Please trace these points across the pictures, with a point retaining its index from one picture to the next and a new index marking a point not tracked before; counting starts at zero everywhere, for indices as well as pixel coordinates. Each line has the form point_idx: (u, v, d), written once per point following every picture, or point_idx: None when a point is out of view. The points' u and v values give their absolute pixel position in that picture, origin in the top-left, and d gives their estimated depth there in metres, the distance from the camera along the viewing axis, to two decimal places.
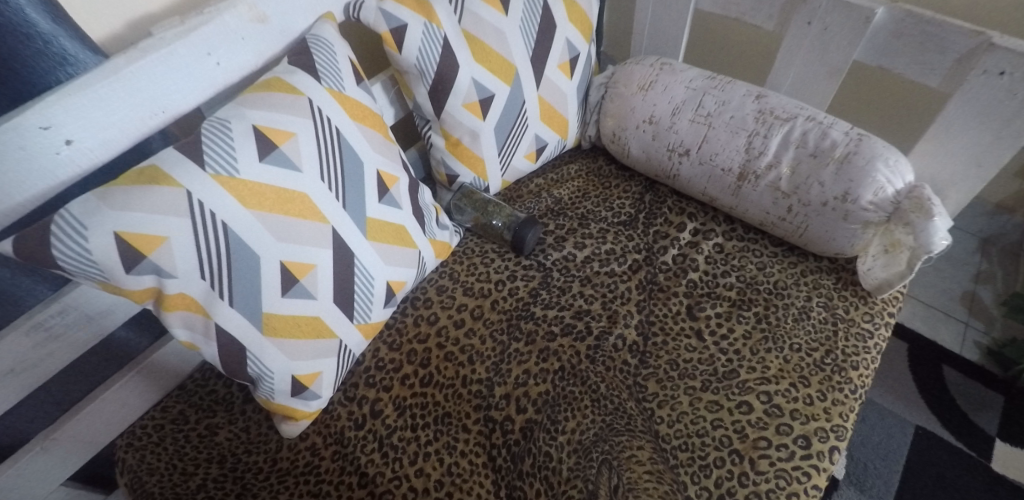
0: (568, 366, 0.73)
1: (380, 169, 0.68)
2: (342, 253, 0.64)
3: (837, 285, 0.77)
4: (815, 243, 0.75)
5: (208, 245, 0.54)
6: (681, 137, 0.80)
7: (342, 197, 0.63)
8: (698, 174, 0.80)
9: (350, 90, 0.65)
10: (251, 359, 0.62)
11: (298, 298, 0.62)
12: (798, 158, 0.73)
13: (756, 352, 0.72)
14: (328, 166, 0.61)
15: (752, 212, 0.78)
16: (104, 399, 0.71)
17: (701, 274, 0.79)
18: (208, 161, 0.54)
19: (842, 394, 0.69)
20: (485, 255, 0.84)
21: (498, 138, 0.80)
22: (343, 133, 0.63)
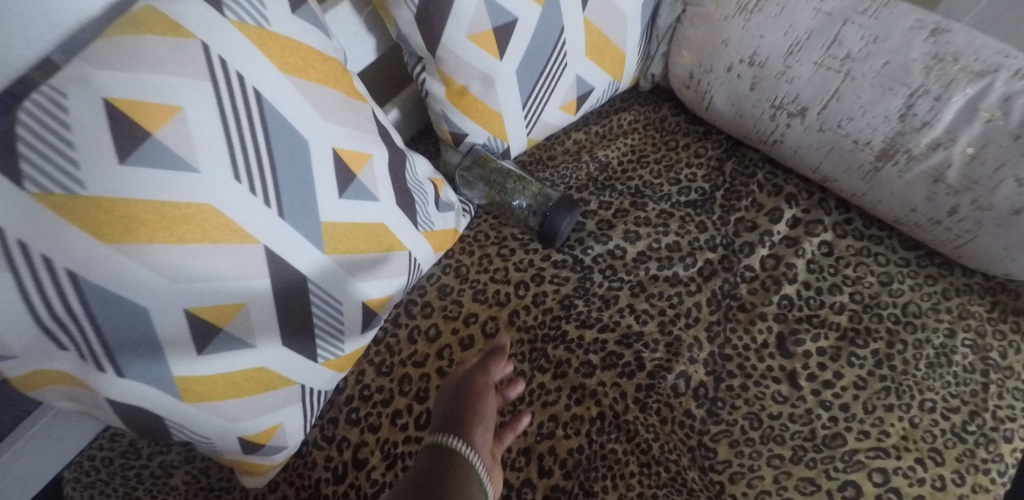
0: (610, 413, 0.53)
1: (338, 147, 0.44)
2: (288, 282, 0.43)
3: (992, 315, 0.56)
4: (975, 259, 0.52)
5: (51, 307, 0.34)
6: (797, 88, 0.54)
7: (275, 202, 0.40)
8: (812, 144, 0.55)
9: (274, 24, 0.40)
10: (175, 428, 0.44)
11: (226, 350, 0.42)
12: (987, 135, 0.47)
13: (872, 411, 0.52)
14: (246, 158, 0.38)
15: (885, 205, 0.54)
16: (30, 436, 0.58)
17: (800, 286, 0.57)
18: (28, 172, 0.31)
19: (988, 478, 0.50)
20: (501, 243, 0.62)
21: (523, 84, 0.55)
22: (268, 98, 0.39)
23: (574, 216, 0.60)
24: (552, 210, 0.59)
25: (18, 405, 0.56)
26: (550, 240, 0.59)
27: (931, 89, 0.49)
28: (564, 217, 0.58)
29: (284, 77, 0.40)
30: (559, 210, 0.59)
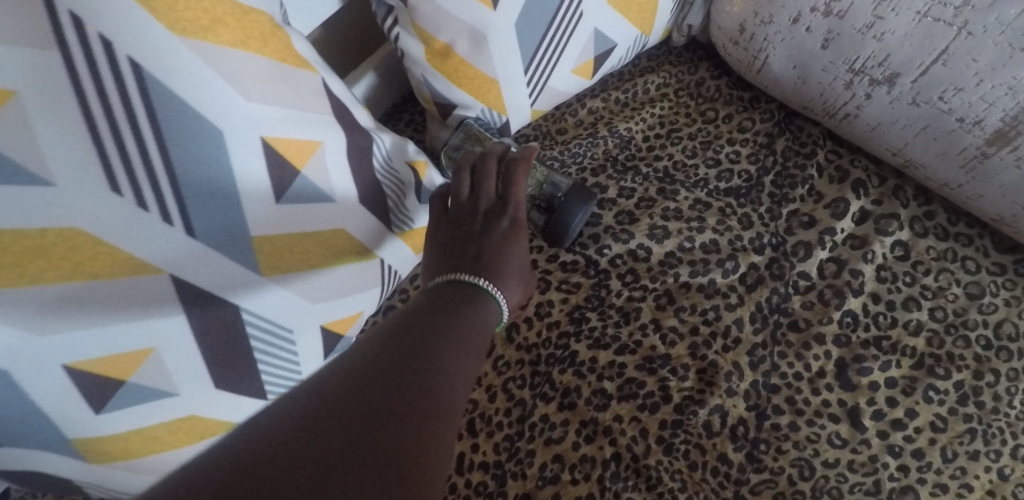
0: (627, 456, 0.43)
1: (268, 137, 0.33)
2: (210, 315, 0.33)
3: None
4: None
5: None
6: (888, 47, 0.41)
7: (180, 218, 0.30)
8: (898, 121, 0.43)
9: None
10: (89, 488, 0.34)
11: (135, 405, 0.32)
12: None
13: (952, 459, 0.42)
14: (128, 160, 0.28)
15: (989, 199, 0.43)
16: None
17: (868, 299, 0.46)
18: None
19: None
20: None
21: (525, 40, 0.42)
22: (154, 73, 0.28)
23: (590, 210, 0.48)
24: (563, 202, 0.48)
25: None
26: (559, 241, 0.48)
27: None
28: (580, 211, 0.47)
29: (185, 42, 0.29)
30: (574, 204, 0.47)
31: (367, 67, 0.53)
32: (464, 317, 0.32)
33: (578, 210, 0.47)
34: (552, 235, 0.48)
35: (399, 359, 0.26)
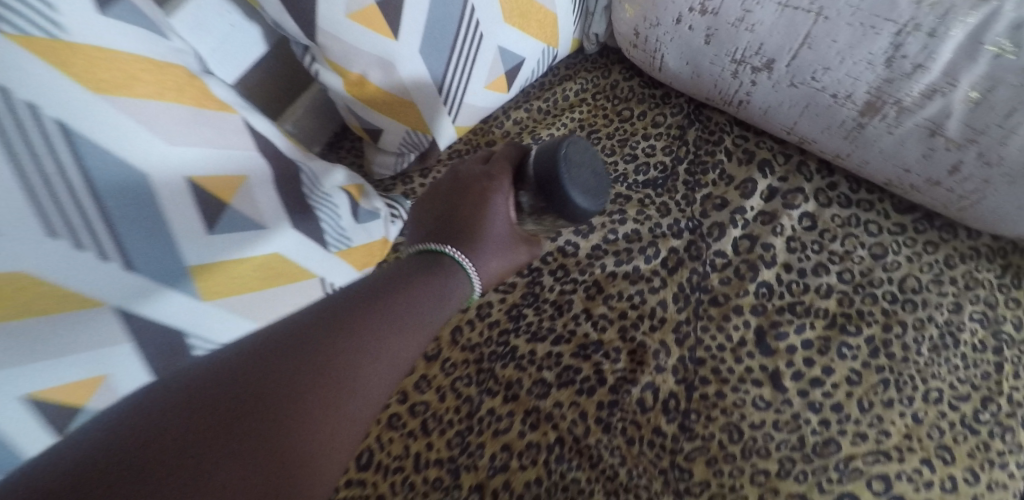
0: (570, 439, 0.46)
1: (193, 175, 0.37)
2: (154, 342, 0.36)
3: (1005, 280, 0.48)
4: (985, 221, 0.44)
5: None
6: (761, 38, 0.45)
7: (115, 253, 0.34)
8: (783, 102, 0.46)
9: (76, 32, 0.32)
10: None
11: None
12: (995, 73, 0.38)
13: (869, 410, 0.45)
14: (61, 206, 0.31)
15: (874, 165, 0.46)
16: None
17: (781, 269, 0.49)
18: None
19: (1007, 474, 0.43)
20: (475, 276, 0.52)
21: (433, 64, 0.46)
22: (75, 127, 0.31)
23: (570, 154, 0.42)
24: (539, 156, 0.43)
25: None
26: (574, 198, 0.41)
27: (925, 25, 0.39)
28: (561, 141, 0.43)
29: (103, 97, 0.33)
30: (555, 150, 0.42)
31: (303, 110, 0.57)
32: (405, 299, 0.38)
33: (557, 149, 0.42)
34: (565, 193, 0.41)
35: (331, 347, 0.32)
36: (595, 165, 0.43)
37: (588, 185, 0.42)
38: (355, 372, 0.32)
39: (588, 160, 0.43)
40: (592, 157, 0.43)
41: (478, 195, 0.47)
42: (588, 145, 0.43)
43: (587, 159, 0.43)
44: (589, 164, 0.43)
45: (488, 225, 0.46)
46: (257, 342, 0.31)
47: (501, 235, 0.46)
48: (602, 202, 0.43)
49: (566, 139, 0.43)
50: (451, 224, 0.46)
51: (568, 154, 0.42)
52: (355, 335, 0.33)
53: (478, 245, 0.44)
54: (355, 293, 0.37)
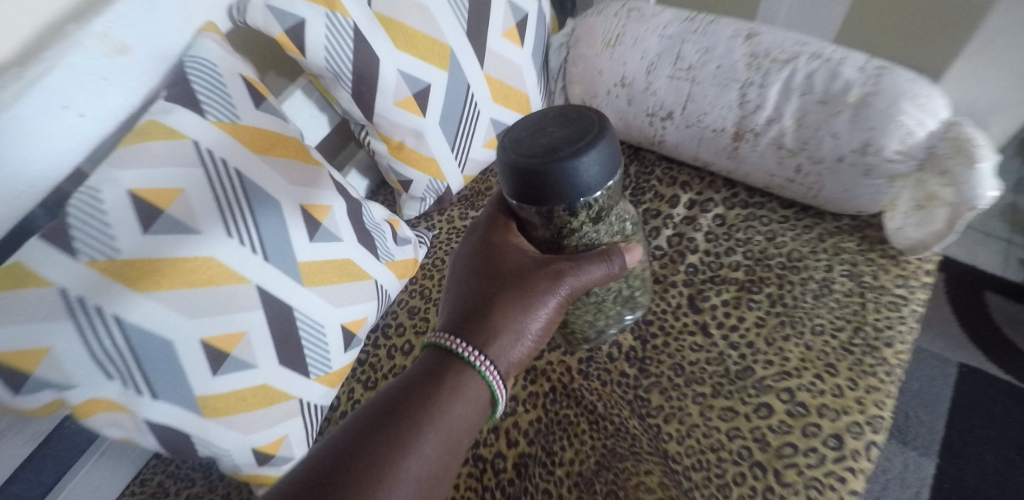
0: (560, 386, 0.65)
1: (304, 203, 0.57)
2: (276, 310, 0.55)
3: (863, 247, 0.66)
4: (833, 203, 0.64)
5: (104, 339, 0.46)
6: (661, 99, 0.67)
7: (260, 250, 0.54)
8: (685, 139, 0.68)
9: (246, 117, 0.55)
10: (199, 443, 0.55)
11: (233, 373, 0.54)
12: (803, 107, 0.60)
13: (773, 343, 0.63)
14: (235, 219, 0.52)
15: (754, 175, 0.67)
16: (73, 488, 0.67)
17: (702, 254, 0.69)
18: (79, 248, 0.45)
19: (877, 379, 0.59)
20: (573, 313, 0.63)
21: (447, 132, 0.69)
22: (245, 174, 0.53)
23: (518, 141, 0.48)
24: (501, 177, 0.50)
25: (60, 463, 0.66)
26: (569, 161, 0.45)
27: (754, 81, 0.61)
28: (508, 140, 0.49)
29: (258, 156, 0.55)
30: (504, 155, 0.48)
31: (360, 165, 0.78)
32: (431, 415, 0.45)
33: (500, 156, 0.48)
34: (552, 167, 0.45)
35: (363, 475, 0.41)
36: (552, 119, 0.49)
37: (557, 138, 0.47)
38: (411, 477, 0.42)
39: (545, 124, 0.49)
40: (546, 115, 0.50)
41: (492, 256, 0.54)
42: (525, 116, 0.51)
43: (537, 127, 0.49)
44: (542, 129, 0.48)
45: (510, 274, 0.52)
46: (310, 475, 0.41)
47: (524, 281, 0.51)
48: (604, 125, 0.47)
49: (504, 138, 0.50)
50: (479, 300, 0.51)
51: (515, 146, 0.48)
52: (404, 455, 0.43)
53: (505, 305, 0.50)
54: (390, 420, 0.44)
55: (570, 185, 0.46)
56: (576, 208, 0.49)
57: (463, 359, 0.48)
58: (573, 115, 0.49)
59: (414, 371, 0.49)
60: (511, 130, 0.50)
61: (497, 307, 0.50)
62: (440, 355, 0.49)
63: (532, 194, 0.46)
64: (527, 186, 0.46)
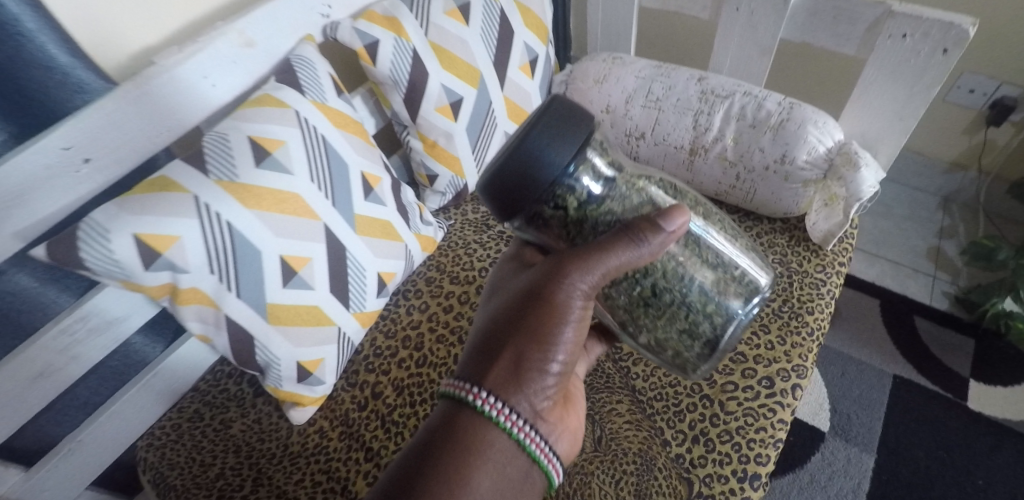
0: None
1: (363, 170, 0.75)
2: (334, 246, 0.71)
3: (791, 243, 0.84)
4: (765, 205, 0.83)
5: (215, 239, 0.61)
6: (636, 122, 0.87)
7: (330, 197, 0.70)
8: (654, 155, 0.88)
9: (331, 100, 0.74)
10: (259, 347, 0.68)
11: (297, 289, 0.68)
12: (739, 129, 0.80)
13: None
14: (317, 170, 0.69)
15: (706, 184, 0.86)
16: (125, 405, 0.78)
17: None
18: (212, 169, 0.62)
19: (801, 337, 0.75)
20: (687, 307, 0.57)
21: (471, 137, 0.87)
22: (328, 139, 0.71)
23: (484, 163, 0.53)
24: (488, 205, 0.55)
25: (119, 377, 0.79)
26: (513, 152, 0.47)
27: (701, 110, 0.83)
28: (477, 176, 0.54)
29: (337, 129, 0.73)
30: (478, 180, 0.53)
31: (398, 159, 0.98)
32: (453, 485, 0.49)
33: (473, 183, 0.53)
34: (501, 165, 0.48)
35: None
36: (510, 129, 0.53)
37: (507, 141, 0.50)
38: None
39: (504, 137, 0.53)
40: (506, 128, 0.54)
41: (503, 295, 0.59)
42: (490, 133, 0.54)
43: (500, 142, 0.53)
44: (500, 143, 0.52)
45: (511, 305, 0.56)
46: None
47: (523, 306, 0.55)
48: (543, 105, 0.49)
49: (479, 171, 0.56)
50: (491, 334, 0.56)
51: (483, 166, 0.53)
52: None
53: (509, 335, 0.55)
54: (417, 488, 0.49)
55: (529, 172, 0.47)
56: (559, 199, 0.52)
57: (473, 406, 0.53)
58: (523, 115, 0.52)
59: (435, 421, 0.54)
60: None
61: (504, 339, 0.55)
62: (454, 402, 0.54)
63: (501, 197, 0.49)
64: (492, 198, 0.50)
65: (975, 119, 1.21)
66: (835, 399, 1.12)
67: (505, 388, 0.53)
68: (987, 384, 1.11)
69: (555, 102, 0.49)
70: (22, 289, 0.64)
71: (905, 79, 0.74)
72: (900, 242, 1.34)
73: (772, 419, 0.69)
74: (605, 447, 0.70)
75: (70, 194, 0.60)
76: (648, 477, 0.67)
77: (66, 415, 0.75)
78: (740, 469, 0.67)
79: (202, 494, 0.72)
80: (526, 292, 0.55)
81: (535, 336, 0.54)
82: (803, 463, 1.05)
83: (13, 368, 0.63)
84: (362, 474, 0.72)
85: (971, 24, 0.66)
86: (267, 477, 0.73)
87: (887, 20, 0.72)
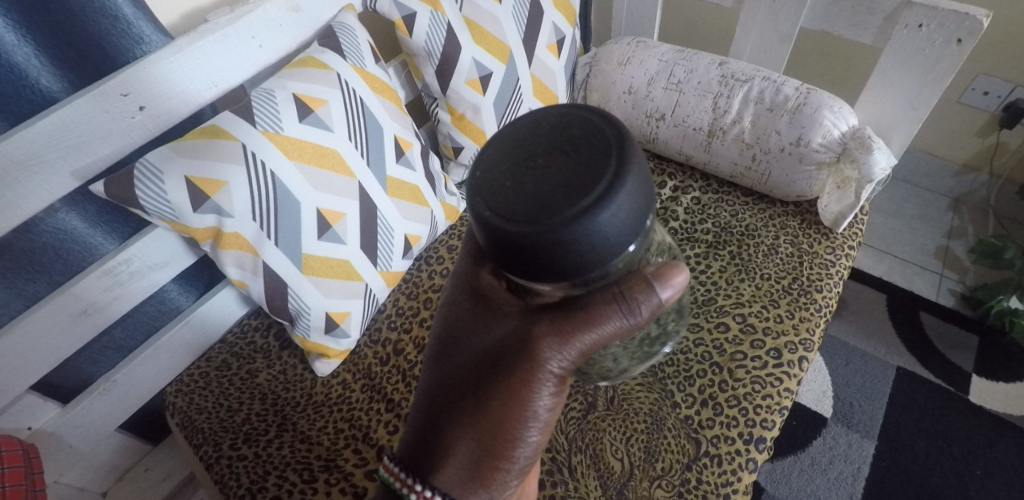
0: None
1: (396, 135, 0.78)
2: (367, 203, 0.74)
3: (802, 225, 0.87)
4: (779, 187, 0.87)
5: (259, 186, 0.65)
6: (657, 104, 0.91)
7: (366, 156, 0.74)
8: (674, 136, 0.92)
9: (370, 66, 0.77)
10: (292, 295, 0.72)
11: (330, 242, 0.72)
12: (757, 112, 0.84)
13: (732, 282, 0.82)
14: (355, 130, 0.72)
15: (722, 165, 0.90)
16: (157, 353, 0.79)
17: (681, 222, 0.90)
18: (259, 121, 0.66)
19: (809, 312, 0.78)
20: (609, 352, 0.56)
21: (497, 112, 0.91)
22: (365, 102, 0.75)
23: (498, 177, 0.43)
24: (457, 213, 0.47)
25: (152, 323, 0.82)
26: (585, 222, 0.39)
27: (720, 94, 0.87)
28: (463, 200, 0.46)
29: (374, 94, 0.77)
30: (486, 192, 0.43)
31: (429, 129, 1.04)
32: None
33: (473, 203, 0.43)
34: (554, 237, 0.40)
35: None
36: (531, 143, 0.44)
37: (553, 182, 0.41)
38: None
39: (528, 146, 0.43)
40: (521, 137, 0.44)
41: (450, 368, 0.56)
42: (500, 141, 0.45)
43: (522, 154, 0.43)
44: (526, 164, 0.43)
45: (461, 388, 0.54)
46: None
47: (477, 391, 0.53)
48: (611, 164, 0.41)
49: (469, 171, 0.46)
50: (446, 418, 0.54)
51: (500, 189, 0.42)
52: None
53: (463, 423, 0.53)
54: None
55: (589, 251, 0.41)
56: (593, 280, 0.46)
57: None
58: (561, 139, 0.43)
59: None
60: (491, 150, 0.45)
61: (460, 425, 0.53)
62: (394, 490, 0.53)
63: (533, 262, 0.41)
64: (514, 249, 0.41)
65: (988, 121, 1.24)
66: (838, 387, 1.14)
67: (464, 488, 0.52)
68: (989, 380, 1.13)
69: (629, 150, 0.42)
70: (73, 229, 0.67)
71: (919, 68, 0.77)
72: (910, 240, 1.37)
73: (778, 387, 0.72)
74: (617, 406, 0.74)
75: (124, 140, 0.63)
76: (657, 435, 0.71)
77: (103, 356, 0.79)
78: (747, 432, 0.69)
79: (229, 436, 0.74)
80: (480, 376, 0.54)
81: (495, 425, 0.53)
82: (805, 447, 1.07)
83: (58, 304, 0.64)
84: (382, 423, 0.75)
85: (984, 16, 0.69)
86: (291, 423, 0.76)
87: (905, 10, 0.75)
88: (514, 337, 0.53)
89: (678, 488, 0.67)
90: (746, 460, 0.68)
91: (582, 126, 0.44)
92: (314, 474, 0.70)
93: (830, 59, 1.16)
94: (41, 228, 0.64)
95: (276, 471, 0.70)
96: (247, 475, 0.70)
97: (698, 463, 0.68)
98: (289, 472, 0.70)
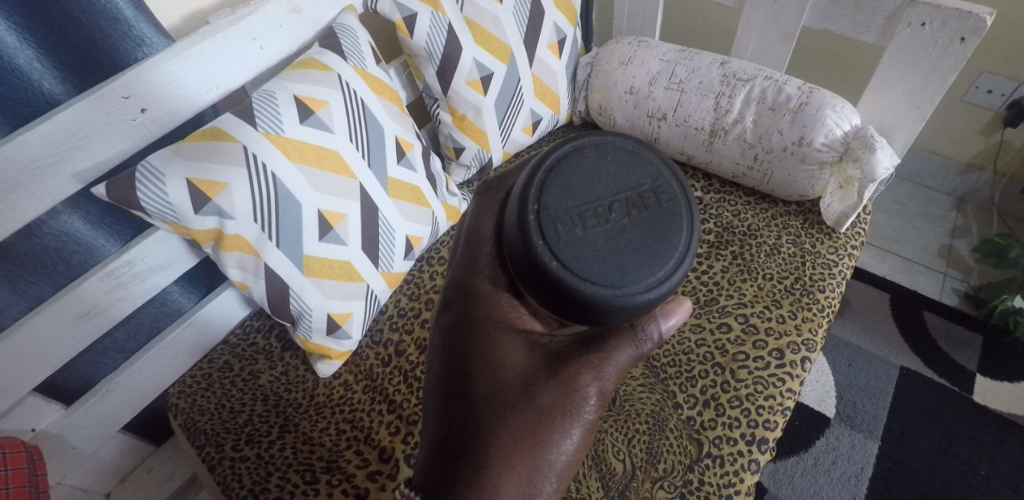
0: None
1: (397, 136, 0.78)
2: (368, 204, 0.74)
3: (805, 225, 0.87)
4: (781, 187, 0.86)
5: (261, 188, 0.65)
6: (658, 104, 0.91)
7: (367, 158, 0.74)
8: (676, 135, 0.91)
9: (370, 67, 0.77)
10: (293, 297, 0.72)
11: (332, 244, 0.72)
12: (759, 112, 0.84)
13: (734, 283, 0.82)
14: (356, 132, 0.72)
15: (724, 165, 0.90)
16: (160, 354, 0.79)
17: None
18: (260, 122, 0.66)
19: (811, 312, 0.77)
20: None
21: (498, 112, 0.91)
22: (366, 103, 0.75)
23: (569, 226, 0.52)
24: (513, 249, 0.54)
25: (155, 324, 0.83)
26: (653, 291, 0.52)
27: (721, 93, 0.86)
28: (532, 246, 0.52)
29: (376, 95, 0.77)
30: (557, 245, 0.51)
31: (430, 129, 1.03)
32: None
33: (545, 258, 0.51)
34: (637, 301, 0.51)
35: None
36: (598, 190, 0.55)
37: (630, 245, 0.52)
38: None
39: (597, 192, 0.55)
40: (593, 182, 0.55)
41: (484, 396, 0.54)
42: (566, 178, 0.55)
43: (591, 201, 0.54)
44: (595, 213, 0.53)
45: (489, 410, 0.53)
46: None
47: (508, 413, 0.53)
48: (675, 237, 0.54)
49: (542, 213, 0.53)
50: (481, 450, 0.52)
51: (568, 242, 0.51)
52: None
53: (493, 444, 0.52)
54: None
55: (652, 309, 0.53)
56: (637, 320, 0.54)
57: None
58: (623, 188, 0.55)
59: None
60: (564, 187, 0.54)
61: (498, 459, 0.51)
62: None
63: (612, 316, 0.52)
64: (574, 305, 0.51)
65: (991, 119, 1.23)
66: (841, 387, 1.14)
67: None
68: (993, 379, 1.13)
69: (681, 203, 0.55)
70: (75, 231, 0.68)
71: (922, 67, 0.77)
72: (913, 239, 1.36)
73: (780, 388, 0.72)
74: (619, 407, 0.73)
75: (126, 142, 0.63)
76: (659, 436, 0.70)
77: (106, 358, 0.79)
78: (749, 433, 0.69)
79: (231, 437, 0.75)
80: (511, 398, 0.54)
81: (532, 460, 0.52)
82: (808, 447, 1.07)
83: (60, 306, 0.64)
84: (383, 424, 0.75)
85: (988, 14, 0.69)
86: (294, 424, 0.76)
87: (908, 9, 0.75)
88: (544, 363, 0.56)
89: (680, 489, 0.67)
90: (748, 461, 0.67)
91: (643, 178, 0.56)
92: (316, 476, 0.70)
93: (831, 57, 1.15)
94: (44, 230, 0.65)
95: (279, 472, 0.70)
96: (250, 476, 0.70)
97: (700, 464, 0.68)
98: (291, 473, 0.70)
